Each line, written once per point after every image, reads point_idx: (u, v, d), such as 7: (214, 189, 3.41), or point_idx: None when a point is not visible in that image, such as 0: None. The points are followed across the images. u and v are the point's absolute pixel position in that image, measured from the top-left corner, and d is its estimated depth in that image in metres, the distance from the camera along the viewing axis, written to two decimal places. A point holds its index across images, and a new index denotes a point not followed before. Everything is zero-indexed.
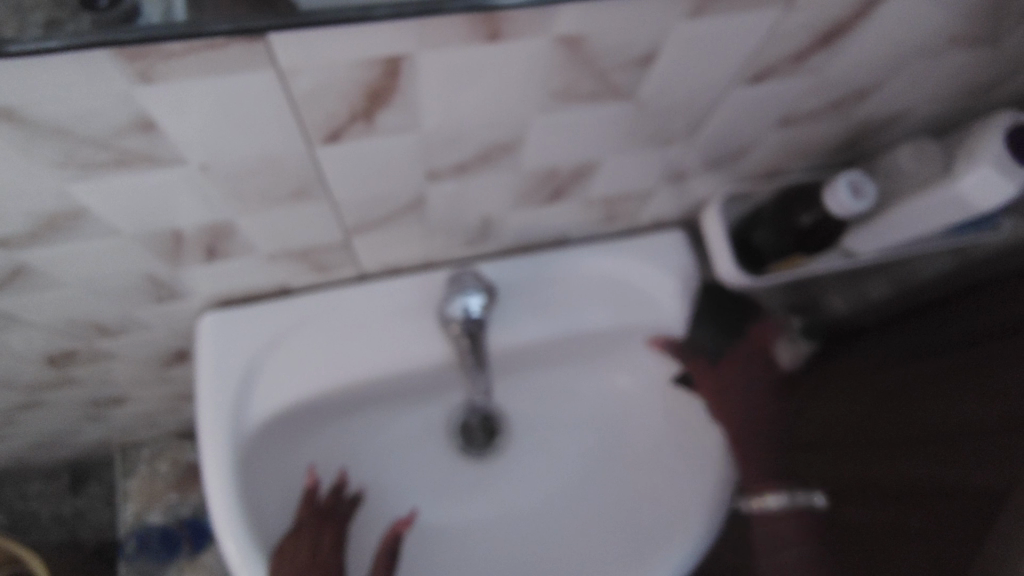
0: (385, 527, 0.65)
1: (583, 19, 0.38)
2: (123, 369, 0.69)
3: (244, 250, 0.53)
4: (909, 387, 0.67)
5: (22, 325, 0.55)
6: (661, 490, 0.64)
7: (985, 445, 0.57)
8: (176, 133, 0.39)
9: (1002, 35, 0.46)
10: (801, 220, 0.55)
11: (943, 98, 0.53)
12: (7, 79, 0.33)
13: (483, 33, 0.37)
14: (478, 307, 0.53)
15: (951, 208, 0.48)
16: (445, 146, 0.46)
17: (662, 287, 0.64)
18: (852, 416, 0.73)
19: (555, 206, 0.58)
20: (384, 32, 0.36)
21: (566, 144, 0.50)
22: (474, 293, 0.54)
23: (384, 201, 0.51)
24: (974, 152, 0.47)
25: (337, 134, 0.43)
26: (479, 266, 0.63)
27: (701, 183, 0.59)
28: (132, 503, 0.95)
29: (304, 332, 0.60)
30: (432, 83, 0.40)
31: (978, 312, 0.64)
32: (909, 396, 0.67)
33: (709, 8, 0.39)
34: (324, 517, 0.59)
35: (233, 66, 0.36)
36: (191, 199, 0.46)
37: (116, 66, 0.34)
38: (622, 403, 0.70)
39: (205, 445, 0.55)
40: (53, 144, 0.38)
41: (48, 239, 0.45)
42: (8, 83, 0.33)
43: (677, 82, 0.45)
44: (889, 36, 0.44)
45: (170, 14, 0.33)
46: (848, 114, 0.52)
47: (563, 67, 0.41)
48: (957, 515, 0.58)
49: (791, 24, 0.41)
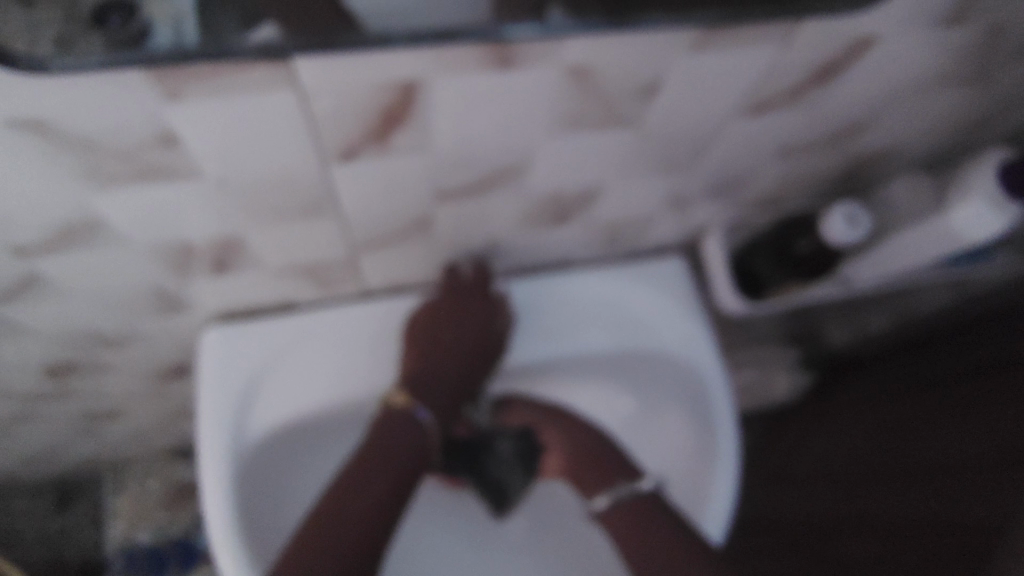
0: (536, 317, 0.65)
1: (591, 51, 0.39)
2: (122, 380, 0.68)
3: (253, 264, 0.54)
4: (916, 416, 0.70)
5: (26, 335, 0.55)
6: (684, 472, 0.65)
7: (985, 475, 0.58)
8: (196, 148, 0.40)
9: (989, 75, 0.48)
10: (798, 246, 0.56)
11: (936, 134, 0.55)
12: (38, 93, 0.34)
13: (495, 59, 0.38)
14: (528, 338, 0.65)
15: (944, 240, 0.50)
16: (453, 168, 0.48)
17: (660, 312, 0.64)
18: (864, 450, 0.76)
19: (559, 230, 0.60)
20: (398, 57, 0.37)
21: (572, 170, 0.51)
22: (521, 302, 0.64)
23: (393, 220, 0.53)
24: (965, 185, 0.49)
25: (352, 152, 0.44)
26: (508, 285, 0.64)
27: (701, 210, 0.61)
28: (120, 522, 0.96)
29: (307, 347, 0.61)
30: (443, 106, 0.41)
31: (992, 345, 0.66)
32: (916, 422, 0.70)
33: (710, 43, 0.40)
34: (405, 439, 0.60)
35: (254, 86, 0.37)
36: (203, 213, 0.46)
37: (144, 84, 0.35)
38: (631, 411, 0.72)
39: (203, 461, 0.56)
40: (78, 154, 0.39)
41: (62, 249, 0.46)
42: (39, 97, 0.34)
43: (681, 110, 0.47)
44: (882, 71, 0.46)
45: (181, 36, 0.34)
46: (845, 147, 0.54)
47: (571, 94, 0.43)
48: (952, 548, 0.58)
49: (789, 60, 0.43)
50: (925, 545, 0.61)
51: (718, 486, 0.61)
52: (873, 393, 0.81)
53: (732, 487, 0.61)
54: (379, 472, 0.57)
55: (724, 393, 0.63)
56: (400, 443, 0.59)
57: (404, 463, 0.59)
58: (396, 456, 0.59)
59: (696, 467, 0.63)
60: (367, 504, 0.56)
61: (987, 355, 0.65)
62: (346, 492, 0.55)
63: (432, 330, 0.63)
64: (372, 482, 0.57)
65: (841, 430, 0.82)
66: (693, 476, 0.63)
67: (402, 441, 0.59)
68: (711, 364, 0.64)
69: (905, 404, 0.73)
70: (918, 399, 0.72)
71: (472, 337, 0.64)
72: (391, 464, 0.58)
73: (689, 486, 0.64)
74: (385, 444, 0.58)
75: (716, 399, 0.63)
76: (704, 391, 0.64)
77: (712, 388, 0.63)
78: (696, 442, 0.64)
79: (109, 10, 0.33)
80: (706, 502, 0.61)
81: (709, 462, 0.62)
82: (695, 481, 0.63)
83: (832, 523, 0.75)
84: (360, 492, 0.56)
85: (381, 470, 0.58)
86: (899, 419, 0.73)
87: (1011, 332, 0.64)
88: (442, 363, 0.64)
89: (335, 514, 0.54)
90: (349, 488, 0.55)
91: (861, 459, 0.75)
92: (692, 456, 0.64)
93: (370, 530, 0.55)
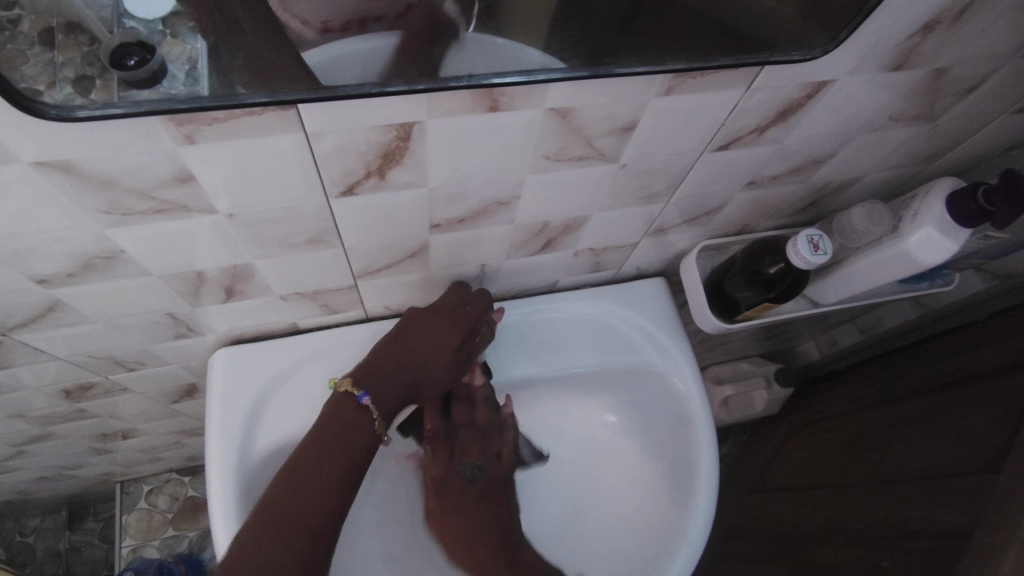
0: (523, 338, 0.69)
1: (571, 96, 0.43)
2: (133, 402, 0.72)
3: (260, 290, 0.58)
4: (897, 425, 0.73)
5: (43, 358, 0.58)
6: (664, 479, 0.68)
7: (949, 483, 0.62)
8: (209, 187, 0.43)
9: (937, 113, 0.53)
10: (767, 269, 0.60)
11: (889, 165, 0.60)
12: (63, 139, 0.36)
13: (484, 106, 0.42)
14: (514, 357, 0.68)
15: (900, 261, 0.54)
16: (446, 202, 0.52)
17: (640, 330, 0.70)
18: (844, 460, 0.79)
19: (548, 253, 0.64)
20: (397, 105, 0.40)
21: (557, 202, 0.55)
22: (509, 325, 0.69)
23: (391, 249, 0.57)
24: (918, 213, 0.53)
25: (352, 189, 0.47)
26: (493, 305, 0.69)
27: (677, 234, 0.65)
28: (130, 539, 1.00)
29: (311, 367, 0.66)
30: (437, 147, 0.45)
31: (950, 359, 0.71)
32: (897, 430, 0.72)
33: (680, 87, 0.44)
34: (358, 430, 0.56)
35: (266, 131, 0.40)
36: (213, 245, 0.50)
37: (165, 128, 0.38)
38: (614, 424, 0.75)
39: (211, 473, 0.59)
40: (100, 195, 0.41)
41: (82, 280, 0.49)
42: (63, 143, 0.36)
43: (658, 146, 0.50)
44: (840, 109, 0.50)
45: (195, 78, 0.37)
46: (806, 177, 0.59)
47: (554, 134, 0.47)
48: (921, 552, 0.62)
49: (753, 102, 0.47)
50: (895, 549, 0.65)
51: (699, 493, 0.64)
52: (852, 404, 0.84)
53: (712, 493, 0.64)
54: (336, 450, 0.55)
55: (705, 406, 0.68)
56: (350, 436, 0.56)
57: (361, 448, 0.56)
58: (347, 435, 0.56)
59: (680, 474, 0.66)
60: (327, 478, 0.54)
61: (946, 369, 0.71)
62: (288, 501, 0.52)
63: (408, 326, 0.61)
64: (311, 495, 0.52)
65: (823, 444, 0.86)
66: (677, 483, 0.66)
67: (354, 433, 0.56)
68: (691, 376, 0.68)
69: (876, 416, 0.77)
70: (887, 411, 0.76)
71: (435, 335, 0.61)
72: (343, 447, 0.55)
73: (673, 495, 0.66)
74: (343, 438, 0.55)
75: (697, 409, 0.67)
76: (685, 403, 0.68)
77: (692, 398, 0.68)
78: (681, 451, 0.67)
79: (129, 53, 0.37)
80: (687, 510, 0.64)
81: (693, 470, 0.65)
82: (676, 489, 0.66)
83: (816, 533, 0.78)
84: (314, 474, 0.53)
85: (326, 489, 0.53)
86: (873, 429, 0.77)
87: (966, 347, 0.69)
88: (401, 361, 0.60)
89: (291, 498, 0.52)
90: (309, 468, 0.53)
91: (841, 470, 0.79)
92: (671, 466, 0.68)
93: (324, 521, 0.52)
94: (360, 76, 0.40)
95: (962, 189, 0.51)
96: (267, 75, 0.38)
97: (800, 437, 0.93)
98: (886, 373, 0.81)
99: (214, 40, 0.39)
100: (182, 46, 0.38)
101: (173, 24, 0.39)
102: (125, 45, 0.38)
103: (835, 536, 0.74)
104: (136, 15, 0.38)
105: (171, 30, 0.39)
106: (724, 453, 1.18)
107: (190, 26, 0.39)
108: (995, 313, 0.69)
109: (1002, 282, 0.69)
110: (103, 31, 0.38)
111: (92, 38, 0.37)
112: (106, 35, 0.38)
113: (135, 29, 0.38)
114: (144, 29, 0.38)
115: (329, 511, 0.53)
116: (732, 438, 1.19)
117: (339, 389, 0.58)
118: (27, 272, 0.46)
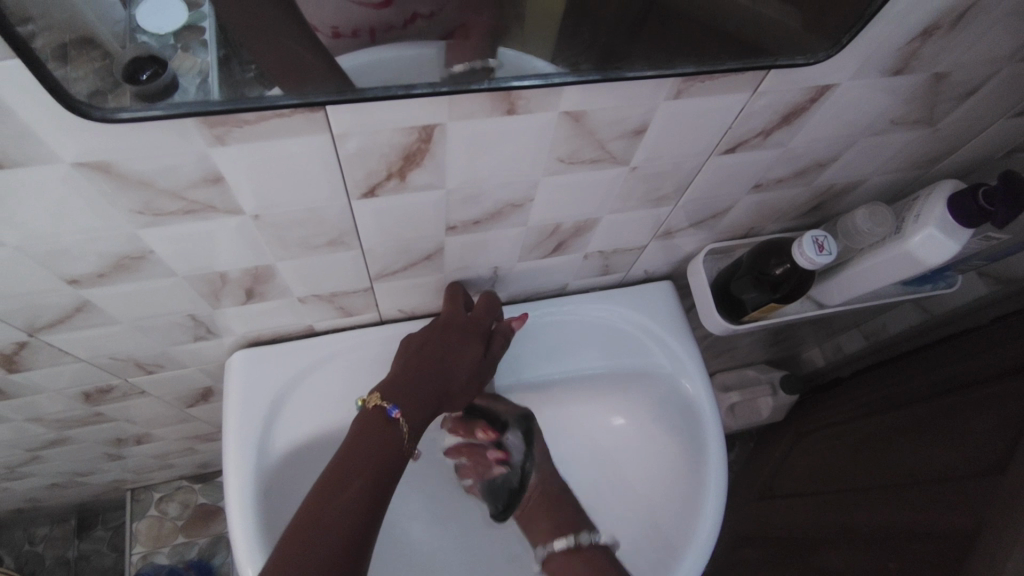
0: (536, 340, 0.70)
1: (585, 100, 0.45)
2: (150, 406, 0.73)
3: (279, 292, 0.59)
4: (904, 430, 0.74)
5: (65, 360, 0.59)
6: (671, 484, 0.68)
7: (955, 487, 0.63)
8: (238, 187, 0.45)
9: (937, 117, 0.55)
10: (773, 269, 0.62)
11: (891, 169, 0.62)
12: (101, 139, 0.38)
13: (502, 107, 0.44)
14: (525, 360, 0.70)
15: (904, 260, 0.55)
16: (463, 203, 0.53)
17: (648, 333, 0.72)
18: (850, 466, 0.80)
19: (559, 255, 0.65)
20: (421, 107, 0.42)
21: (570, 203, 0.57)
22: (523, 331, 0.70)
23: (407, 251, 0.58)
24: (921, 214, 0.55)
25: (374, 190, 0.49)
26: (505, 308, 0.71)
27: (684, 237, 0.67)
28: (139, 546, 1.00)
29: (326, 369, 0.67)
30: (458, 148, 0.47)
31: (953, 364, 0.72)
32: (904, 436, 0.73)
33: (689, 91, 0.46)
34: (383, 439, 0.56)
35: (293, 132, 0.42)
36: (237, 246, 0.51)
37: (198, 130, 0.39)
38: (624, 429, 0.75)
39: (229, 472, 0.59)
40: (135, 195, 0.43)
41: (110, 280, 0.50)
42: (100, 142, 0.38)
43: (667, 149, 0.52)
44: (843, 113, 0.52)
45: (207, 91, 0.38)
46: (810, 180, 0.61)
47: (569, 136, 0.48)
48: (928, 556, 0.62)
49: (759, 105, 0.49)
50: (902, 552, 0.66)
51: (706, 498, 0.64)
52: (857, 409, 0.85)
53: (720, 498, 0.65)
54: (362, 458, 0.55)
55: (713, 410, 0.69)
56: (375, 445, 0.56)
57: (387, 456, 0.56)
58: (371, 443, 0.56)
59: (687, 477, 0.67)
60: (354, 485, 0.53)
61: (950, 374, 0.72)
62: (321, 502, 0.51)
63: (422, 342, 0.63)
64: (341, 502, 0.52)
65: (830, 450, 0.86)
66: (685, 488, 0.66)
67: (377, 442, 0.56)
68: (698, 379, 0.70)
69: (881, 422, 0.78)
70: (892, 416, 0.77)
71: (447, 340, 0.62)
72: (368, 456, 0.55)
73: (681, 500, 0.66)
74: (368, 448, 0.55)
75: (705, 413, 0.68)
76: (693, 407, 0.69)
77: (700, 402, 0.69)
78: (688, 455, 0.67)
79: (141, 66, 0.38)
80: (695, 514, 0.64)
81: (700, 474, 0.66)
82: (683, 493, 0.66)
83: (821, 538, 0.79)
84: (343, 483, 0.53)
85: (355, 496, 0.52)
86: (879, 435, 0.78)
87: (971, 352, 0.70)
88: (419, 372, 0.61)
89: (320, 505, 0.51)
90: (337, 476, 0.53)
91: (847, 476, 0.80)
92: (676, 471, 0.68)
93: (356, 527, 0.51)
94: (384, 78, 0.41)
95: (962, 190, 0.52)
96: (292, 78, 0.39)
97: (804, 445, 0.94)
98: (891, 379, 0.82)
99: (225, 53, 0.39)
100: (193, 58, 0.39)
101: (184, 37, 0.40)
102: (137, 60, 0.38)
103: (841, 542, 0.75)
104: (148, 31, 0.39)
105: (182, 44, 0.39)
106: (730, 460, 1.19)
107: (201, 39, 0.40)
108: (996, 318, 0.70)
109: (1005, 286, 0.70)
110: (116, 45, 0.38)
111: (105, 53, 0.37)
112: (118, 50, 0.38)
113: (148, 44, 0.39)
114: (156, 44, 0.39)
115: (360, 518, 0.52)
116: (738, 445, 1.20)
117: (367, 405, 0.58)
118: (59, 273, 0.48)
